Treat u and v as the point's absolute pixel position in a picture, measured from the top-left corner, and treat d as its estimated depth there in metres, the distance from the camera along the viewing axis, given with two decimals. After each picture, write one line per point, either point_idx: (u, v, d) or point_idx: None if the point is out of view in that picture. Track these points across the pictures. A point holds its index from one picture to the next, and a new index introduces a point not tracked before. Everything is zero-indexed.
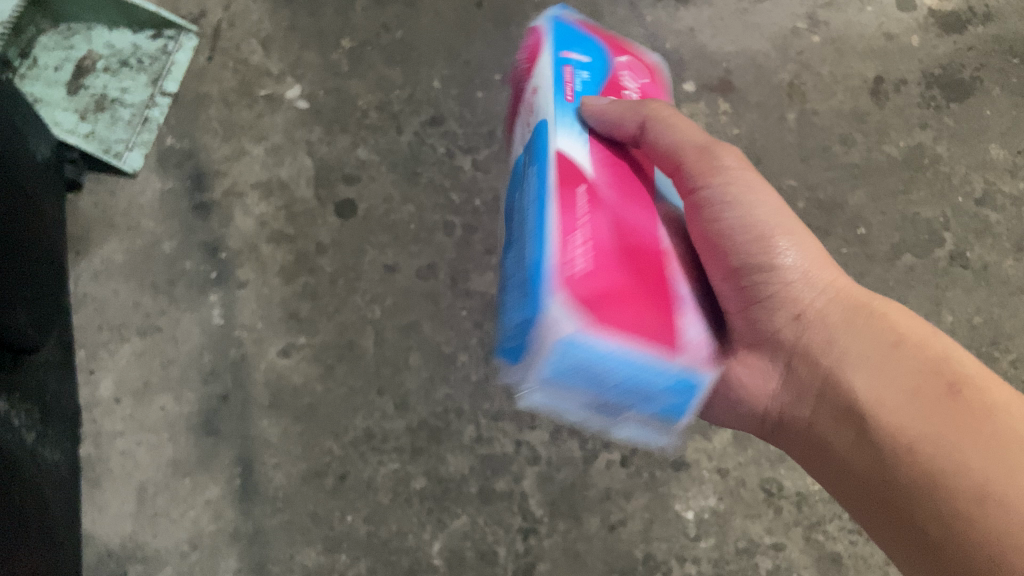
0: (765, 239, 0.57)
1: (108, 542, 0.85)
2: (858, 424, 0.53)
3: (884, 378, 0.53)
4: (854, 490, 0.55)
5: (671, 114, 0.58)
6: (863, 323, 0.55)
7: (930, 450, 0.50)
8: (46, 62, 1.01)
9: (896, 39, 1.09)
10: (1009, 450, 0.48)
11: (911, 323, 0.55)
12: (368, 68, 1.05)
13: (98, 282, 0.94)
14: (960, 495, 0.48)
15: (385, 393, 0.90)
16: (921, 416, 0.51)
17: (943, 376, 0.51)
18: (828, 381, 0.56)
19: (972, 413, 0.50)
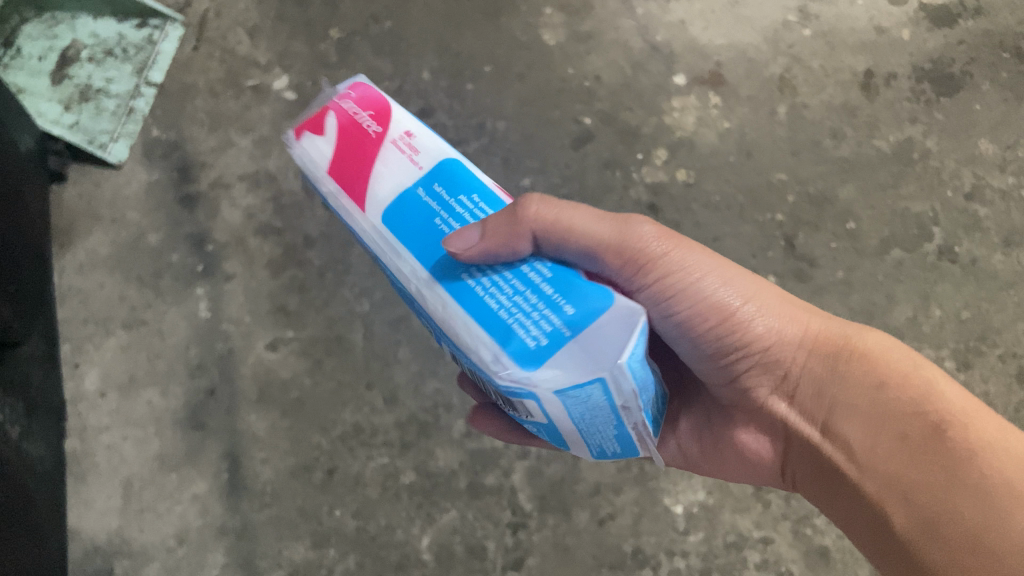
0: (727, 315, 0.55)
1: (94, 537, 0.84)
2: (857, 478, 0.52)
3: (873, 428, 0.52)
4: (867, 541, 0.52)
5: (559, 214, 0.49)
6: (854, 368, 0.55)
7: (922, 496, 0.48)
8: (29, 52, 1.00)
9: (887, 33, 1.09)
10: (994, 488, 0.46)
11: (896, 365, 0.54)
12: (357, 58, 1.04)
13: (83, 275, 0.93)
14: (951, 535, 0.46)
15: (374, 387, 0.89)
16: (912, 464, 0.49)
17: (927, 417, 0.50)
18: (826, 431, 0.55)
19: (954, 455, 0.48)
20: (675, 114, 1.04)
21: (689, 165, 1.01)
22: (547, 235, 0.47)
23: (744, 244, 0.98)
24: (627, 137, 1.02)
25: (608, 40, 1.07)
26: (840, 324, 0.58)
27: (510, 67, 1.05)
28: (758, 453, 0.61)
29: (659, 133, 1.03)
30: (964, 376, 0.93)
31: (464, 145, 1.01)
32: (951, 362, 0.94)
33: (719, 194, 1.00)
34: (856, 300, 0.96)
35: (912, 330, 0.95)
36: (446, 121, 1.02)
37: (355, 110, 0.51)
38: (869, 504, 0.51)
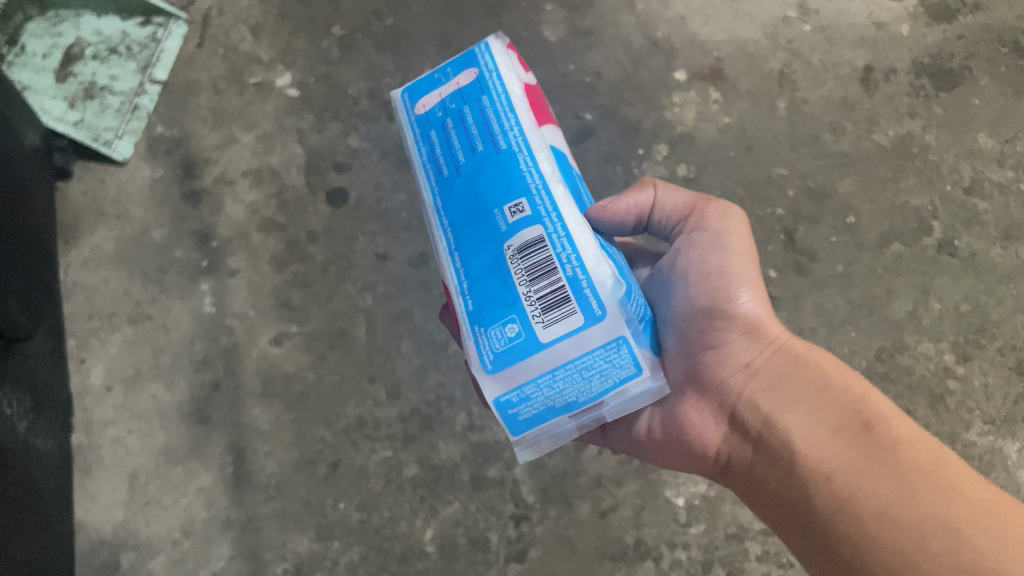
0: (728, 287, 0.60)
1: (101, 530, 0.85)
2: (790, 461, 0.55)
3: (813, 418, 0.56)
4: (790, 522, 0.56)
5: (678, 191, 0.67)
6: (805, 371, 0.59)
7: (845, 478, 0.52)
8: (34, 50, 1.01)
9: (886, 28, 1.09)
10: (911, 475, 0.50)
11: (841, 371, 0.58)
12: (359, 55, 1.04)
13: (88, 270, 0.94)
14: (866, 512, 0.50)
15: (377, 380, 0.90)
16: (839, 451, 0.53)
17: (861, 414, 0.54)
18: (769, 422, 0.58)
19: (879, 445, 0.52)
20: (676, 109, 1.04)
21: (689, 160, 1.02)
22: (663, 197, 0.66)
23: None
24: (627, 133, 1.03)
25: (609, 36, 1.08)
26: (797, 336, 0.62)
27: None
28: (700, 438, 0.62)
29: (660, 129, 1.03)
30: (964, 369, 0.94)
31: None
32: (950, 355, 0.94)
33: (719, 189, 1.01)
34: (855, 293, 0.97)
35: (912, 323, 0.96)
36: None
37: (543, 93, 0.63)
38: (797, 485, 0.55)
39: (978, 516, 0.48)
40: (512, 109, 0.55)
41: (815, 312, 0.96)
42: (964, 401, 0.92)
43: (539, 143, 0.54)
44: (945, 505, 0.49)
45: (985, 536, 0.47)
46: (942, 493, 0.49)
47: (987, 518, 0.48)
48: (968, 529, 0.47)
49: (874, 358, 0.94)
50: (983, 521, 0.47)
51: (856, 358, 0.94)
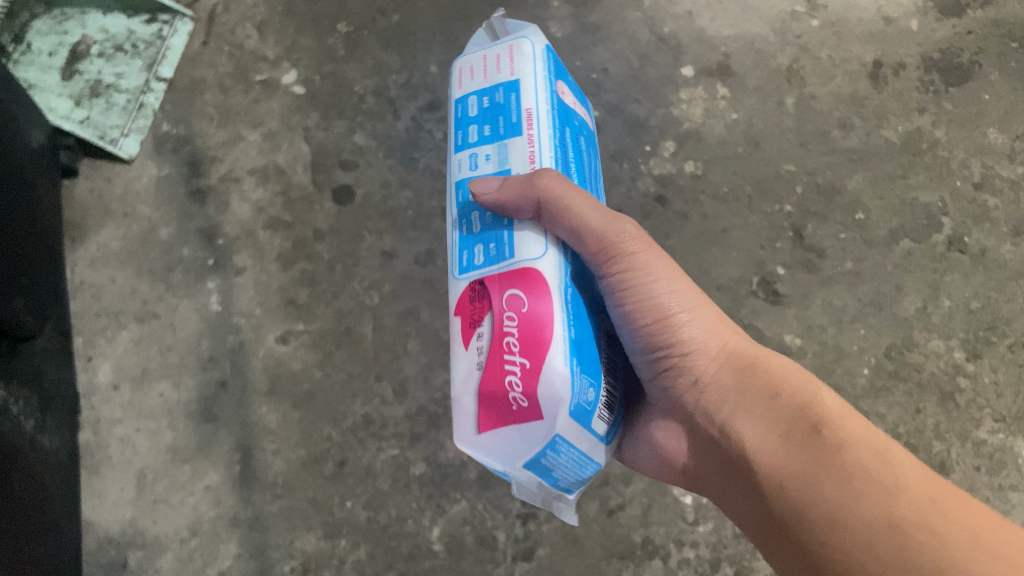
0: (664, 318, 0.59)
1: (108, 529, 0.85)
2: (745, 471, 0.55)
3: (765, 425, 0.55)
4: (753, 529, 0.55)
5: (569, 190, 0.54)
6: (755, 379, 0.59)
7: (795, 483, 0.51)
8: (39, 48, 1.00)
9: (895, 23, 1.09)
10: (855, 476, 0.50)
11: (791, 378, 0.58)
12: (365, 52, 1.04)
13: (95, 268, 0.94)
14: (814, 516, 0.50)
15: (383, 378, 0.90)
16: (790, 457, 0.53)
17: (809, 419, 0.54)
18: (724, 433, 0.58)
19: (829, 449, 0.52)
20: (683, 105, 1.04)
21: (697, 156, 1.01)
22: (555, 213, 0.53)
23: (752, 234, 0.98)
24: (634, 129, 1.02)
25: (616, 32, 1.07)
26: (753, 345, 0.62)
27: None
28: (671, 454, 0.63)
29: (668, 125, 1.03)
30: (974, 366, 0.93)
31: None
32: (960, 352, 0.94)
33: (727, 185, 1.00)
34: (864, 291, 0.96)
35: (921, 321, 0.95)
36: None
37: None
38: (752, 494, 0.54)
39: (921, 513, 0.47)
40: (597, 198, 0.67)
41: (824, 310, 0.95)
42: (974, 398, 0.92)
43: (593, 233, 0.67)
44: (890, 503, 0.48)
45: (930, 533, 0.46)
46: (886, 491, 0.48)
47: (931, 514, 0.47)
48: (911, 527, 0.46)
49: (884, 356, 0.94)
50: (927, 517, 0.47)
51: (865, 355, 0.94)
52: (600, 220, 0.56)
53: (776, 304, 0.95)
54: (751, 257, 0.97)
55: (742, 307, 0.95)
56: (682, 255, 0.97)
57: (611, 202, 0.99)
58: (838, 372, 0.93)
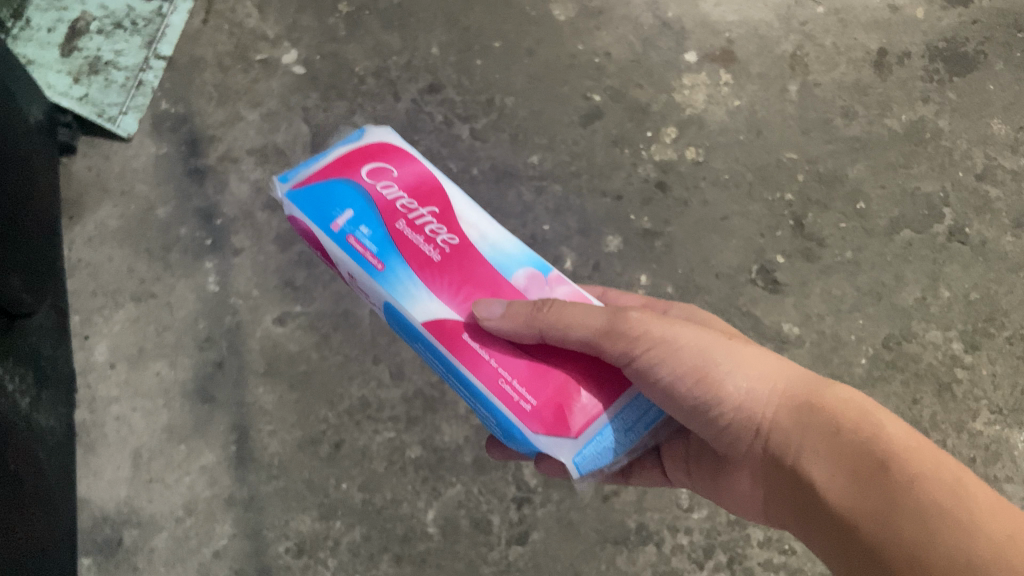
0: (704, 377, 0.57)
1: (104, 507, 0.85)
2: (819, 510, 0.53)
3: (830, 466, 0.53)
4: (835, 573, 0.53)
5: (563, 307, 0.55)
6: (814, 416, 0.56)
7: (868, 522, 0.50)
8: (38, 23, 0.99)
9: (900, 11, 1.09)
10: (931, 513, 0.48)
11: (850, 410, 0.55)
12: (365, 33, 1.05)
13: (93, 247, 0.94)
14: (892, 558, 0.48)
15: (380, 361, 0.90)
16: (859, 496, 0.51)
17: (875, 455, 0.52)
18: (792, 474, 0.56)
19: (896, 486, 0.49)
20: (685, 91, 1.04)
21: (698, 143, 1.01)
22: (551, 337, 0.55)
23: (752, 222, 0.98)
24: (636, 115, 1.02)
25: (619, 15, 1.07)
26: (804, 375, 0.59)
27: (519, 43, 1.05)
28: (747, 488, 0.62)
29: (670, 111, 1.02)
30: (972, 358, 0.93)
31: (472, 121, 1.01)
32: (958, 343, 0.93)
33: (728, 172, 1.00)
34: (864, 280, 0.96)
35: (921, 311, 0.95)
36: (455, 97, 1.02)
37: (375, 156, 0.65)
38: (829, 536, 0.53)
39: (999, 548, 0.45)
40: (392, 298, 0.59)
41: (822, 299, 0.95)
42: (972, 390, 0.91)
43: (428, 307, 0.58)
44: (964, 539, 0.46)
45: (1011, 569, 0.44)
46: (961, 527, 0.46)
47: (1010, 549, 0.45)
48: (990, 565, 0.44)
49: (882, 346, 0.93)
50: (1008, 549, 0.45)
51: (863, 346, 0.93)
52: (602, 320, 0.55)
53: (775, 293, 0.95)
54: (750, 245, 0.97)
55: (741, 295, 0.94)
56: (681, 242, 0.96)
57: (611, 187, 0.98)
58: (835, 361, 0.92)
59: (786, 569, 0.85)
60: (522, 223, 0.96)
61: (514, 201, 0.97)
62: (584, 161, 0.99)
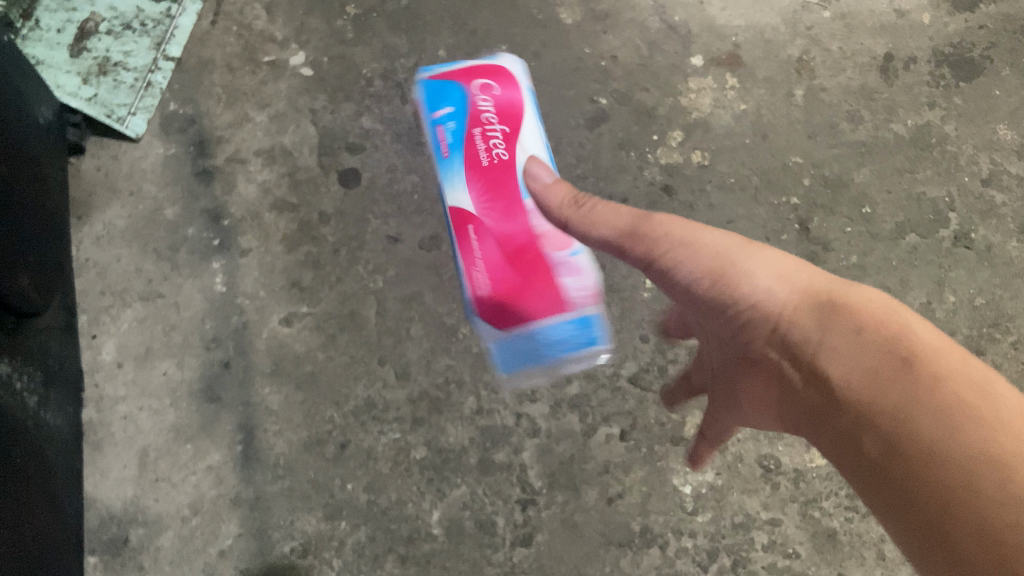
0: (719, 277, 0.61)
1: (110, 505, 0.85)
2: (840, 408, 0.53)
3: (852, 360, 0.53)
4: (847, 468, 0.54)
5: (595, 208, 0.65)
6: (835, 313, 0.56)
7: (890, 419, 0.50)
8: (48, 24, 1.00)
9: (907, 16, 1.09)
10: (956, 412, 0.48)
11: (875, 310, 0.55)
12: (373, 35, 1.05)
13: (101, 247, 0.94)
14: (913, 453, 0.48)
15: (386, 362, 0.90)
16: (886, 393, 0.51)
17: (899, 352, 0.51)
18: (812, 372, 0.56)
19: (922, 384, 0.49)
20: (692, 95, 1.04)
21: (704, 146, 1.01)
22: None
23: (758, 226, 0.98)
24: (642, 118, 1.02)
25: (625, 19, 1.08)
26: (823, 278, 0.60)
27: (526, 46, 1.05)
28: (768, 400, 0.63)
29: (676, 115, 1.02)
30: None
31: None
32: (963, 348, 0.94)
33: (734, 176, 1.00)
34: (869, 285, 0.96)
35: (926, 316, 0.95)
36: None
37: None
38: (847, 434, 0.53)
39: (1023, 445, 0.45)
40: None
41: None
42: None
43: None
44: (990, 437, 0.46)
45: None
46: (987, 424, 0.46)
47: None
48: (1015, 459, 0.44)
49: None
50: None
51: None
52: (631, 216, 0.63)
53: None
54: None
55: None
56: None
57: (617, 190, 0.99)
58: None
59: (790, 572, 0.85)
60: None
61: None
62: (590, 164, 1.00)
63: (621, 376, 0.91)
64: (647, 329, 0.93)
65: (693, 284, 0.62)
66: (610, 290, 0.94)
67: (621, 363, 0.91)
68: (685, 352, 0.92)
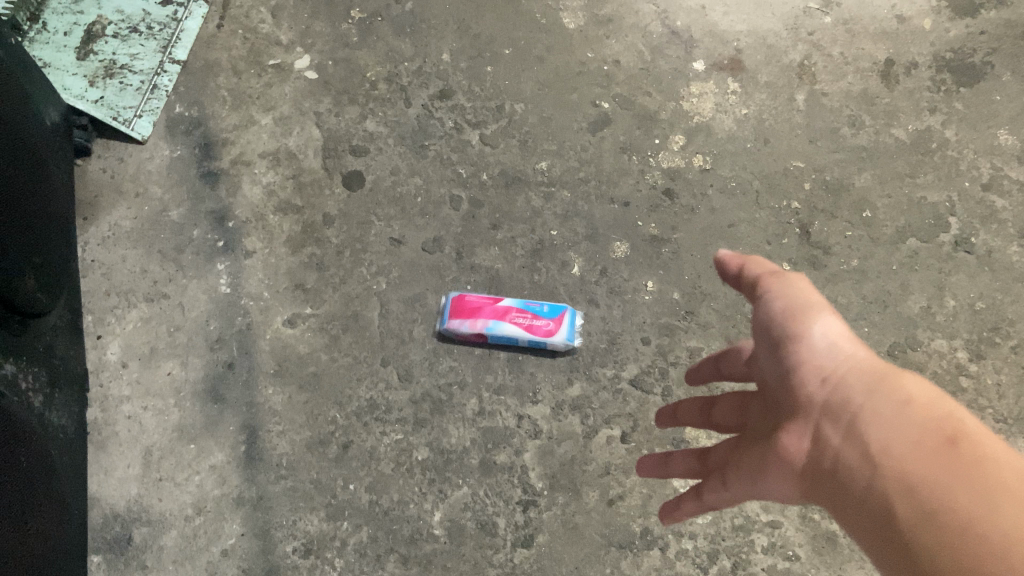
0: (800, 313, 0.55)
1: (114, 504, 0.85)
2: (874, 473, 0.49)
3: (896, 429, 0.49)
4: (868, 540, 0.49)
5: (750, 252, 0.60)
6: (883, 381, 0.52)
7: (929, 492, 0.46)
8: (55, 28, 1.02)
9: (908, 22, 1.09)
10: (998, 493, 0.43)
11: (923, 390, 0.51)
12: (378, 39, 1.06)
13: (107, 248, 0.95)
14: (947, 527, 0.44)
15: (389, 363, 0.91)
16: (928, 465, 0.46)
17: (946, 431, 0.48)
18: (850, 432, 0.51)
19: (968, 463, 0.46)
20: (693, 99, 1.05)
21: (706, 150, 1.02)
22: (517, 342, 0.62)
23: (759, 230, 0.98)
24: (645, 122, 1.03)
25: (628, 24, 1.08)
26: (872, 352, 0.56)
27: (530, 51, 1.06)
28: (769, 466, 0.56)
29: (678, 119, 1.03)
30: (977, 367, 0.92)
31: (482, 127, 1.02)
32: (963, 352, 0.93)
33: (735, 179, 1.00)
34: (870, 288, 0.96)
35: (926, 320, 0.94)
36: (465, 103, 1.03)
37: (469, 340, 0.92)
38: (876, 502, 0.48)
39: None
40: None
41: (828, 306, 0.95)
42: (976, 399, 0.91)
43: None
44: None
45: None
46: None
47: None
48: None
49: (887, 354, 0.93)
50: None
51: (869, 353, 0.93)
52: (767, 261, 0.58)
53: None
54: (757, 252, 0.97)
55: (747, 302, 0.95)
56: (688, 249, 0.97)
57: (619, 193, 0.99)
58: None
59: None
60: (530, 228, 0.97)
61: (522, 206, 0.98)
62: (593, 168, 1.00)
63: (622, 378, 0.91)
64: (648, 332, 0.93)
65: (771, 326, 0.56)
66: (612, 293, 0.95)
67: (622, 365, 0.92)
68: (685, 355, 0.92)
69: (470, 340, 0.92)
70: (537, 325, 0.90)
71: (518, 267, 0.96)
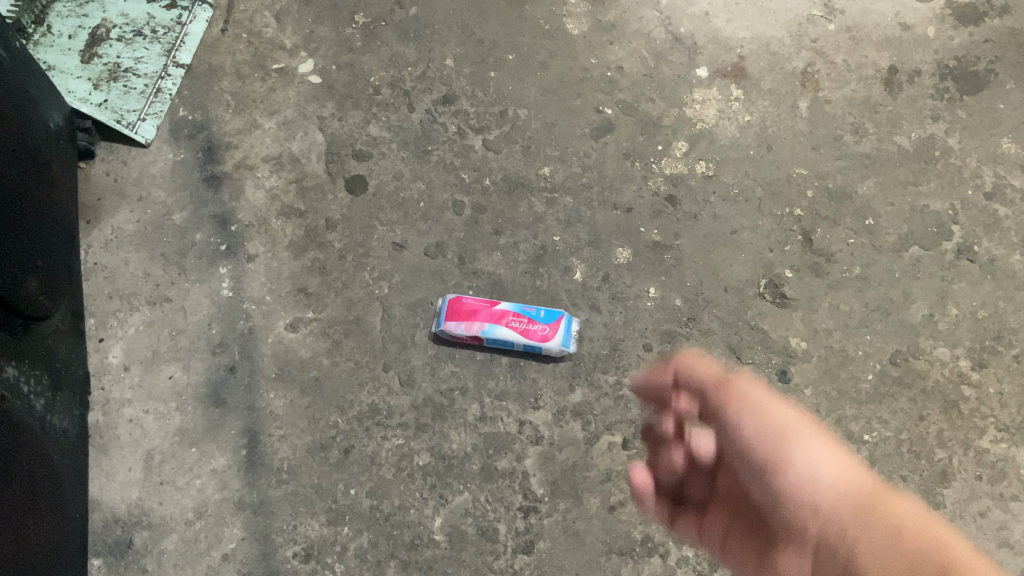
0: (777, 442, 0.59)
1: (114, 508, 0.85)
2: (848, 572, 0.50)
3: (868, 531, 0.51)
4: None
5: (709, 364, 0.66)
6: (860, 494, 0.54)
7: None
8: (60, 30, 1.03)
9: (911, 29, 1.10)
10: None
11: (899, 501, 0.53)
12: (381, 44, 1.07)
13: (109, 251, 0.95)
14: None
15: (391, 368, 0.91)
16: (894, 557, 0.48)
17: (913, 531, 0.49)
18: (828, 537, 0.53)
19: (931, 556, 0.47)
20: (696, 105, 1.05)
21: (708, 157, 1.02)
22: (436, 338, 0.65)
23: (762, 237, 0.98)
24: (648, 128, 1.03)
25: (631, 30, 1.09)
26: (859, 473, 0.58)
27: (533, 57, 1.06)
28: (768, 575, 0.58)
29: (681, 125, 1.03)
30: (979, 375, 0.92)
31: (485, 132, 1.02)
32: (965, 361, 0.93)
33: (737, 186, 1.00)
34: (872, 296, 0.96)
35: (928, 328, 0.94)
36: (468, 108, 1.03)
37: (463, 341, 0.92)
38: None
39: None
40: None
41: (830, 314, 0.95)
42: (978, 408, 0.91)
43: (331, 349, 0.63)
44: None
45: None
46: None
47: None
48: None
49: (889, 361, 0.92)
50: None
51: (871, 361, 0.92)
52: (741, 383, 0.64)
53: (784, 307, 0.95)
54: (759, 259, 0.97)
55: (749, 309, 0.95)
56: (690, 256, 0.97)
57: (622, 199, 0.99)
58: (843, 376, 0.92)
59: None
60: (532, 234, 0.97)
61: (525, 212, 0.98)
62: (595, 174, 1.00)
63: (624, 384, 0.91)
64: (650, 339, 0.93)
65: (745, 450, 0.60)
66: (614, 299, 0.95)
67: (624, 372, 0.91)
68: None
69: (467, 343, 0.92)
70: (533, 329, 0.90)
71: (520, 273, 0.96)
